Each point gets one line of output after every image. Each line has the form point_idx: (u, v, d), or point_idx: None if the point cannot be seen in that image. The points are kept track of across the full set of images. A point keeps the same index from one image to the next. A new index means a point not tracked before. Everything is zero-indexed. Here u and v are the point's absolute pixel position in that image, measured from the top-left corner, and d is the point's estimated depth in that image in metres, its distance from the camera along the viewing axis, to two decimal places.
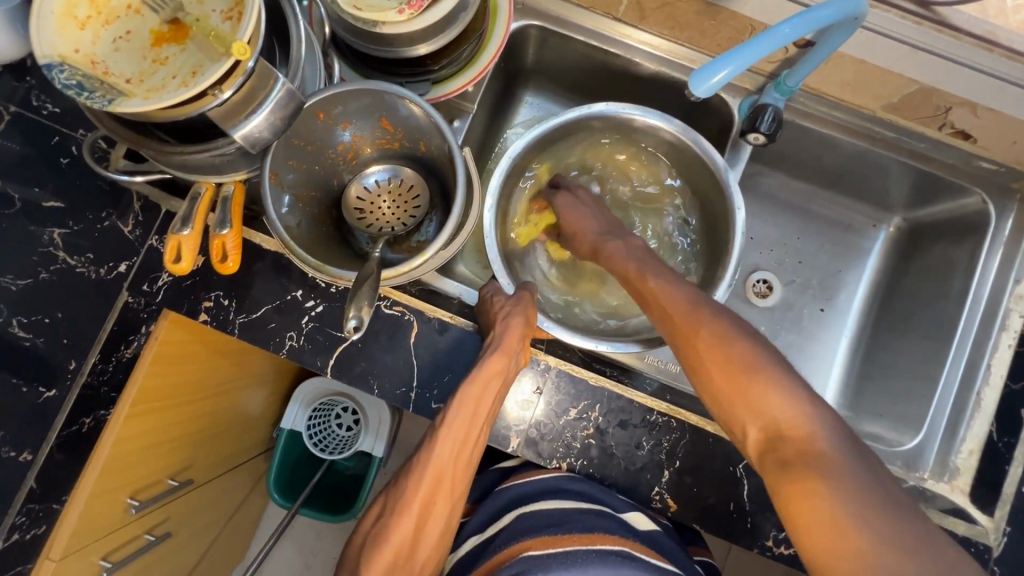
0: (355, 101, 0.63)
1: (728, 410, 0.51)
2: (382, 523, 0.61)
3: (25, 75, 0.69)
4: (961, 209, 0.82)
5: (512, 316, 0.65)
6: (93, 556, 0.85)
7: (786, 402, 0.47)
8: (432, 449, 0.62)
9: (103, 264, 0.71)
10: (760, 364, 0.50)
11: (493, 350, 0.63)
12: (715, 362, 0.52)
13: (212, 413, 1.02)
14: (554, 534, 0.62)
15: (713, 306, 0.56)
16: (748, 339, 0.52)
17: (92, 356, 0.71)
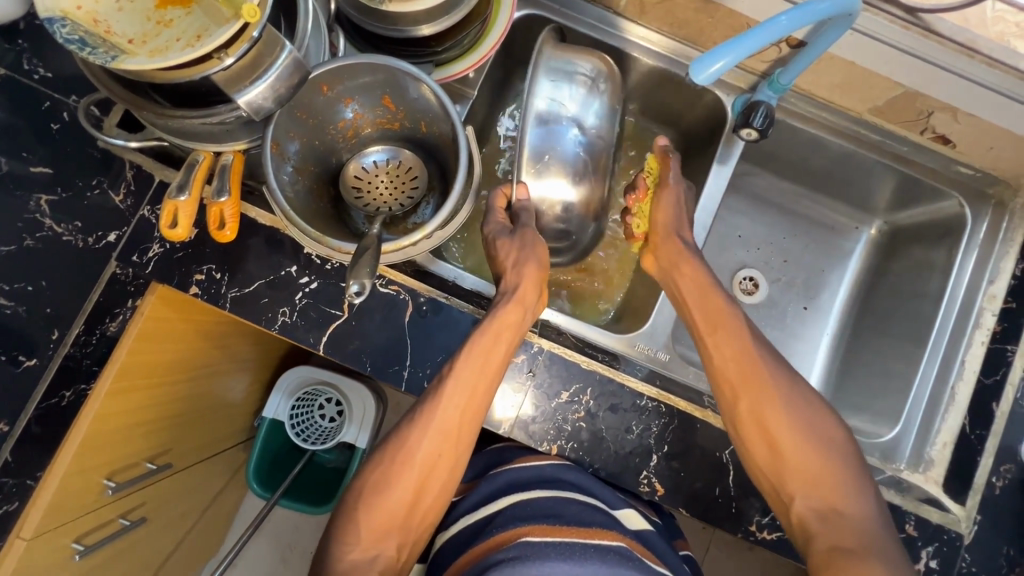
0: (358, 77, 0.62)
1: (775, 468, 0.62)
2: (381, 476, 0.63)
3: (17, 38, 0.68)
4: (939, 211, 0.85)
5: (515, 248, 0.73)
6: (64, 539, 0.82)
7: (836, 479, 0.60)
8: (437, 404, 0.63)
9: (91, 233, 0.69)
10: (821, 439, 0.62)
11: (518, 289, 0.69)
12: (784, 425, 0.62)
13: (192, 397, 1.01)
14: (552, 524, 0.60)
15: (781, 373, 0.65)
16: (820, 415, 0.63)
17: (76, 328, 0.69)
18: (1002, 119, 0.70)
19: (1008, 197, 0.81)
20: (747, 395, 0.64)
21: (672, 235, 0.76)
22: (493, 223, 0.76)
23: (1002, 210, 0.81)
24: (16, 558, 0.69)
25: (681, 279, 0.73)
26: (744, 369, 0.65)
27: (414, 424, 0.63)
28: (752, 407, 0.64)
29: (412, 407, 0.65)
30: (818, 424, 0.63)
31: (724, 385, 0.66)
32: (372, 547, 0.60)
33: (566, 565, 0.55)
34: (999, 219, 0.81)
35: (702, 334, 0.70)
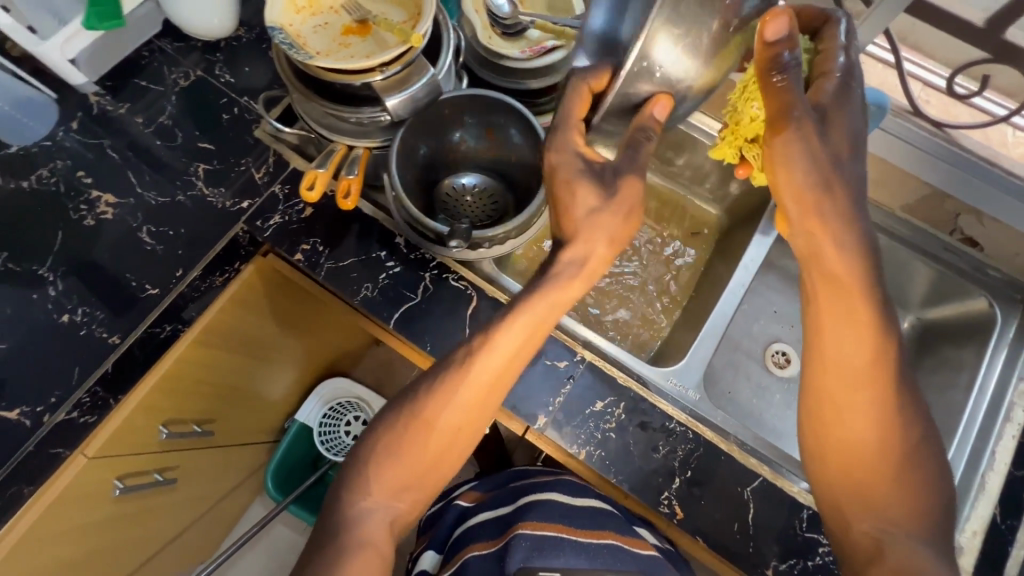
0: (476, 109, 0.78)
1: (841, 480, 0.60)
2: (395, 437, 0.61)
3: (216, 52, 0.90)
4: (970, 310, 0.90)
5: (590, 185, 0.57)
6: (111, 474, 0.87)
7: (907, 508, 0.57)
8: (472, 378, 0.61)
9: (229, 199, 0.83)
10: (911, 462, 0.57)
11: (588, 257, 0.59)
12: (862, 436, 0.58)
13: (245, 376, 1.10)
14: (565, 523, 0.68)
15: (887, 381, 0.58)
16: (908, 435, 0.58)
17: (196, 271, 0.80)
18: None
19: None
20: (841, 393, 0.59)
21: (827, 183, 0.55)
22: (566, 133, 0.57)
23: None
24: (72, 474, 0.75)
25: (808, 248, 0.60)
26: (840, 364, 0.59)
27: (438, 392, 0.61)
28: (839, 418, 0.60)
29: (438, 373, 0.62)
30: (904, 447, 0.58)
31: (814, 388, 0.61)
32: (389, 500, 0.60)
33: (580, 558, 0.64)
34: None
35: (821, 326, 0.59)
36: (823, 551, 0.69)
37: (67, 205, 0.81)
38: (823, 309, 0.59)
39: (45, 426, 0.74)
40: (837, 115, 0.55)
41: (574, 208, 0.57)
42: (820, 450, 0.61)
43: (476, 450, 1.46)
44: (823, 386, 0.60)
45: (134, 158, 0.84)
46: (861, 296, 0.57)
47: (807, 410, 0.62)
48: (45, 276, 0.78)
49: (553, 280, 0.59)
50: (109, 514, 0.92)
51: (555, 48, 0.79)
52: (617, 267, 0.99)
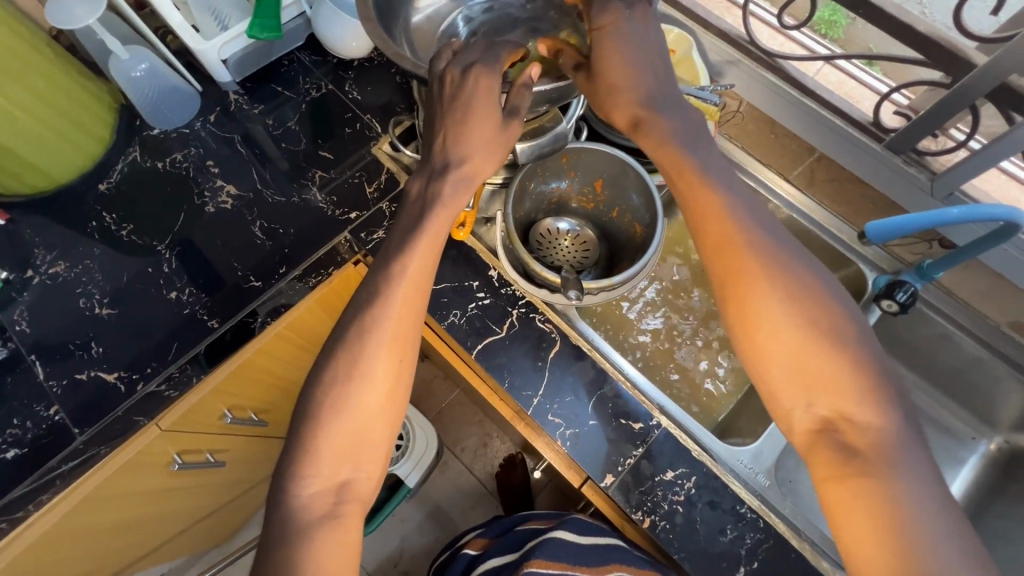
0: (591, 159, 0.80)
1: (772, 375, 0.52)
2: (328, 395, 0.56)
3: (348, 70, 0.96)
4: None
5: (495, 99, 0.63)
6: (173, 448, 0.88)
7: (847, 373, 0.50)
8: (390, 309, 0.57)
9: (339, 207, 0.87)
10: (826, 325, 0.52)
11: (471, 163, 0.63)
12: (777, 326, 0.52)
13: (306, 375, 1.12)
14: (569, 560, 0.75)
15: (776, 250, 0.54)
16: (823, 298, 0.53)
17: (296, 270, 0.83)
18: None
19: None
20: (737, 291, 0.54)
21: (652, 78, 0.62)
22: (486, 67, 0.63)
23: None
24: (144, 442, 0.77)
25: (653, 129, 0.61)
26: (730, 254, 0.55)
27: (363, 337, 0.56)
28: (746, 304, 0.53)
29: (357, 323, 0.57)
30: (817, 304, 0.52)
31: (721, 297, 0.56)
32: (335, 478, 0.55)
33: None
34: None
35: (693, 223, 0.58)
36: None
37: (192, 190, 0.87)
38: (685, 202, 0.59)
39: (137, 394, 0.78)
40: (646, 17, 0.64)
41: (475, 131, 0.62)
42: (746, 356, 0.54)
43: (509, 487, 1.44)
44: (728, 284, 0.55)
45: (261, 155, 0.90)
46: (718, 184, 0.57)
47: (725, 315, 0.56)
48: (162, 252, 0.84)
49: (443, 192, 0.61)
50: (161, 486, 0.93)
51: None
52: (698, 331, 0.95)
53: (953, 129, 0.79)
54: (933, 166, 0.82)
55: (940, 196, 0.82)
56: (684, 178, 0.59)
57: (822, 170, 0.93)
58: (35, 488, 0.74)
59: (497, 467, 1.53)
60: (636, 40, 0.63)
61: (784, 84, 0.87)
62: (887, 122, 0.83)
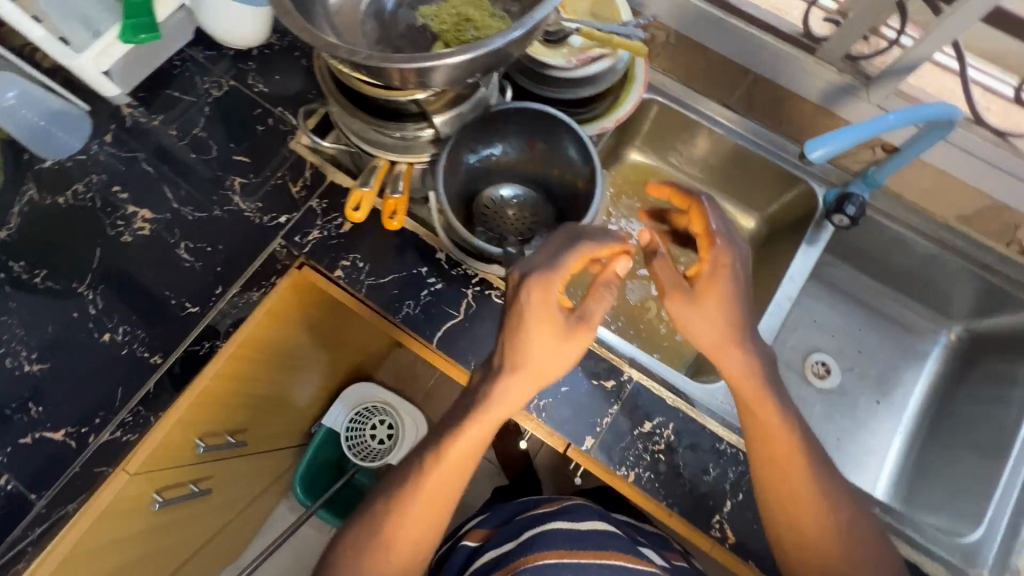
0: (520, 119, 0.76)
1: (804, 552, 0.64)
2: (363, 546, 0.66)
3: (249, 60, 0.88)
4: (1022, 324, 0.87)
5: (555, 310, 0.59)
6: (150, 488, 0.86)
7: (855, 550, 0.64)
8: (424, 482, 0.65)
9: (268, 214, 0.81)
10: (841, 523, 0.64)
11: (529, 365, 0.61)
12: (809, 519, 0.64)
13: (278, 383, 1.11)
14: (569, 548, 0.75)
15: (812, 456, 0.65)
16: (841, 508, 0.65)
17: (235, 287, 0.79)
18: None
19: None
20: (784, 493, 0.64)
21: (734, 323, 0.61)
22: (547, 280, 0.59)
23: None
24: (115, 490, 0.75)
25: (710, 350, 0.63)
26: (775, 459, 0.64)
27: (391, 510, 0.66)
28: (792, 500, 0.64)
29: (395, 491, 0.67)
30: (836, 501, 0.64)
31: (768, 491, 0.65)
32: None
33: None
34: None
35: (753, 437, 0.65)
36: None
37: (103, 220, 0.80)
38: (742, 414, 0.65)
39: (90, 447, 0.74)
40: (743, 259, 0.62)
41: (530, 347, 0.60)
42: (775, 527, 0.65)
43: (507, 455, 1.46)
44: (773, 484, 0.64)
45: (171, 170, 0.83)
46: (779, 407, 0.63)
47: (765, 502, 0.65)
48: (84, 293, 0.78)
49: (496, 396, 0.62)
50: (150, 524, 0.92)
51: (600, 56, 0.77)
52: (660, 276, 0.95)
53: (883, 29, 0.79)
54: (868, 70, 0.81)
55: (879, 99, 0.80)
56: (750, 398, 0.63)
57: (760, 92, 0.88)
58: (6, 561, 0.71)
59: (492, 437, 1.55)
60: (743, 283, 0.61)
61: (710, 7, 0.83)
62: (818, 31, 0.82)
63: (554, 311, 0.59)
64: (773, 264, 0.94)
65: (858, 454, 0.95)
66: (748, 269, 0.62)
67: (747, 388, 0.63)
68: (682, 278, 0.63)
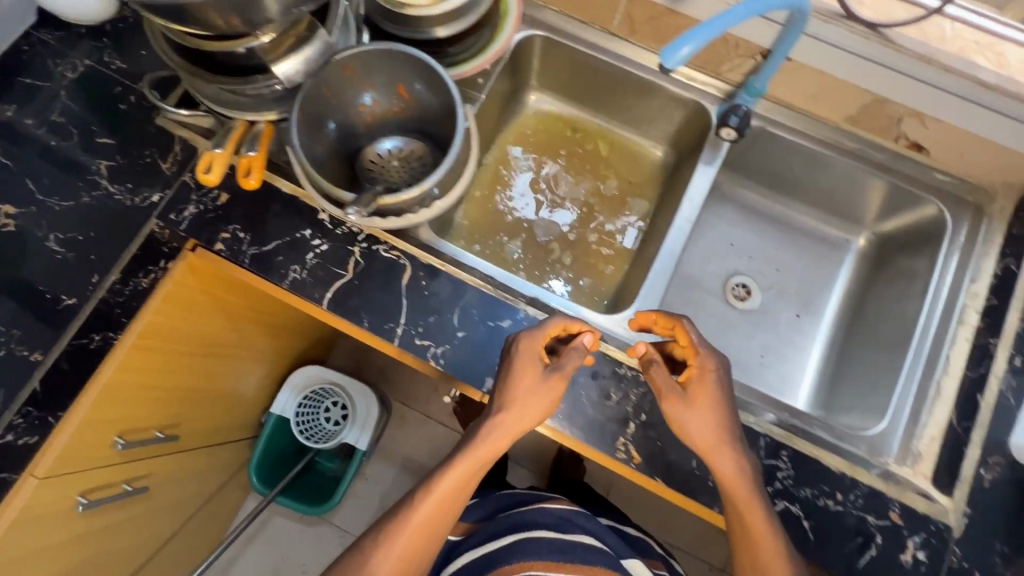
0: (378, 63, 0.72)
1: None
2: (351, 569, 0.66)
3: (103, 37, 0.83)
4: (921, 219, 0.88)
5: (541, 376, 0.66)
6: (70, 492, 0.83)
7: None
8: (417, 514, 0.66)
9: (138, 194, 0.78)
10: None
11: (518, 404, 0.65)
12: None
13: (212, 374, 1.10)
14: (557, 559, 0.77)
15: (796, 560, 0.63)
16: None
17: (114, 274, 0.77)
18: (965, 121, 0.76)
19: (986, 203, 0.83)
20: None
21: (722, 424, 0.64)
22: (532, 337, 0.67)
23: (982, 216, 0.83)
24: (26, 495, 0.75)
25: (699, 446, 0.65)
26: (753, 538, 0.63)
27: (385, 538, 0.66)
28: None
29: (388, 522, 0.67)
30: None
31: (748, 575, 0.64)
32: None
33: None
34: (980, 225, 0.83)
35: (735, 524, 0.64)
36: (782, 476, 0.70)
37: None
38: (728, 509, 0.65)
39: None
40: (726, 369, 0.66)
41: (530, 398, 0.65)
42: None
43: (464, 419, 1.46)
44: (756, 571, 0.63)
45: (23, 161, 0.77)
46: (764, 503, 0.63)
47: None
48: None
49: (487, 438, 0.66)
50: (83, 529, 0.90)
51: None
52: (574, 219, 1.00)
53: None
54: None
55: None
56: (738, 493, 0.63)
57: (638, 12, 0.84)
58: None
59: (450, 405, 1.55)
60: (728, 393, 0.66)
61: None
62: None
63: (540, 371, 0.66)
64: (675, 190, 0.95)
65: (782, 368, 0.95)
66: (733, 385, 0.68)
67: (733, 489, 0.63)
68: (676, 385, 0.66)
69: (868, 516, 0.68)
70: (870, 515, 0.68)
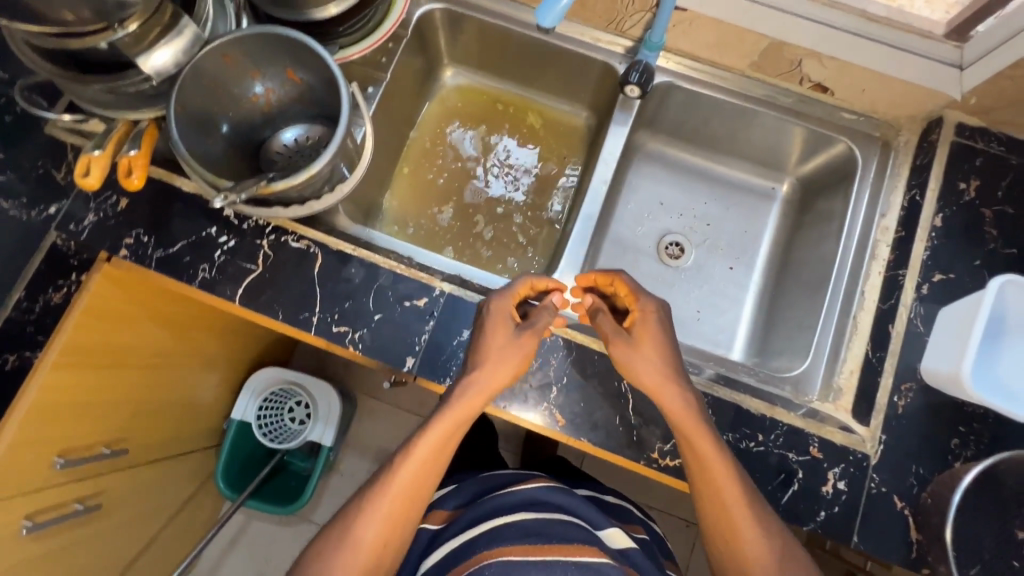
0: (259, 48, 0.70)
1: None
2: (324, 562, 0.58)
3: None
4: (836, 158, 0.88)
5: (510, 330, 0.67)
6: (15, 515, 0.81)
7: None
8: (395, 478, 0.61)
9: (34, 207, 0.76)
10: (795, 562, 0.59)
11: (488, 374, 0.64)
12: (761, 558, 0.59)
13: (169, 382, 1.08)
14: (535, 543, 0.65)
15: (761, 507, 0.61)
16: (796, 548, 0.60)
17: (18, 292, 0.77)
18: (859, 56, 0.76)
19: (892, 137, 0.84)
20: (728, 527, 0.60)
21: (666, 359, 0.65)
22: (501, 299, 0.69)
23: (889, 149, 0.84)
24: None
25: (648, 386, 0.64)
26: (714, 482, 0.61)
27: (358, 514, 0.60)
28: (737, 535, 0.59)
29: (359, 500, 0.61)
30: (787, 543, 0.60)
31: (716, 522, 0.61)
32: None
33: None
34: (888, 158, 0.84)
35: (693, 472, 0.62)
36: None
37: None
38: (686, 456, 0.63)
39: None
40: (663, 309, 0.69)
41: (503, 356, 0.65)
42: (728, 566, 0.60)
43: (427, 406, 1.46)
44: (722, 519, 0.60)
45: None
46: (720, 445, 0.62)
47: (717, 537, 0.61)
48: None
49: (465, 390, 0.63)
50: (38, 553, 0.87)
51: None
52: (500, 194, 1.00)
53: None
54: None
55: None
56: (689, 433, 0.62)
57: None
58: None
59: (414, 394, 1.54)
60: (669, 332, 0.68)
61: None
62: None
63: (510, 331, 0.67)
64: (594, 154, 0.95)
65: (718, 319, 0.95)
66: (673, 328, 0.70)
67: (683, 430, 0.62)
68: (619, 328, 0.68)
69: (789, 453, 0.70)
70: (791, 452, 0.70)
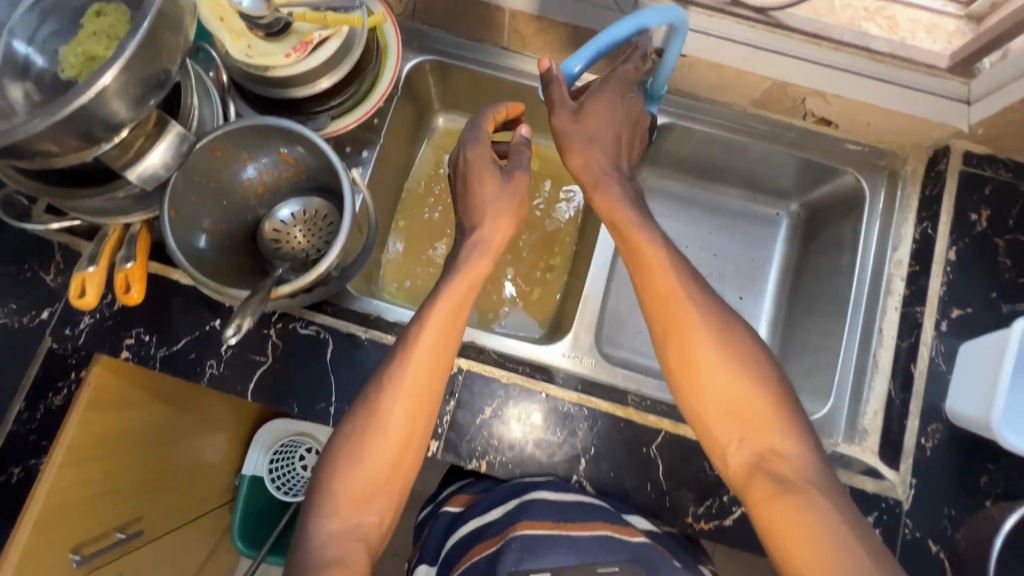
0: (249, 137, 0.67)
1: (724, 443, 0.59)
2: (355, 440, 0.59)
3: None
4: (841, 189, 0.87)
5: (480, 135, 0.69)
6: None
7: (783, 433, 0.58)
8: (418, 333, 0.61)
9: (27, 312, 0.73)
10: (780, 409, 0.59)
11: (486, 226, 0.66)
12: (728, 401, 0.59)
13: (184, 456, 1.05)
14: (555, 520, 0.61)
15: (736, 331, 0.62)
16: (786, 390, 0.60)
17: (19, 403, 0.74)
18: (862, 94, 0.75)
19: (899, 165, 0.83)
20: (694, 395, 0.61)
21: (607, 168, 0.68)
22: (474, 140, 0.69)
23: (896, 179, 0.82)
24: None
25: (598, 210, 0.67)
26: (664, 299, 0.62)
27: (380, 391, 0.59)
28: (700, 379, 0.60)
29: (383, 371, 0.61)
30: (783, 414, 0.58)
31: (678, 368, 0.62)
32: (351, 518, 0.57)
33: (572, 555, 0.57)
34: (895, 189, 0.82)
35: (660, 332, 0.63)
36: None
37: None
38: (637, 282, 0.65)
39: None
40: (610, 110, 0.69)
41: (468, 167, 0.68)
42: (694, 414, 0.61)
43: None
44: (686, 372, 0.61)
45: None
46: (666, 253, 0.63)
47: (690, 409, 0.62)
48: None
49: (464, 255, 0.64)
50: None
51: (322, 39, 0.66)
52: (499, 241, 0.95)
53: None
54: None
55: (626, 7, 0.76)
56: (638, 255, 0.64)
57: (524, 25, 0.81)
58: None
59: None
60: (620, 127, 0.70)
61: None
62: None
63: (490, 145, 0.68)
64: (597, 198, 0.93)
65: None
66: (626, 103, 0.70)
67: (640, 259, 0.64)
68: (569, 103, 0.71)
69: None
70: None
